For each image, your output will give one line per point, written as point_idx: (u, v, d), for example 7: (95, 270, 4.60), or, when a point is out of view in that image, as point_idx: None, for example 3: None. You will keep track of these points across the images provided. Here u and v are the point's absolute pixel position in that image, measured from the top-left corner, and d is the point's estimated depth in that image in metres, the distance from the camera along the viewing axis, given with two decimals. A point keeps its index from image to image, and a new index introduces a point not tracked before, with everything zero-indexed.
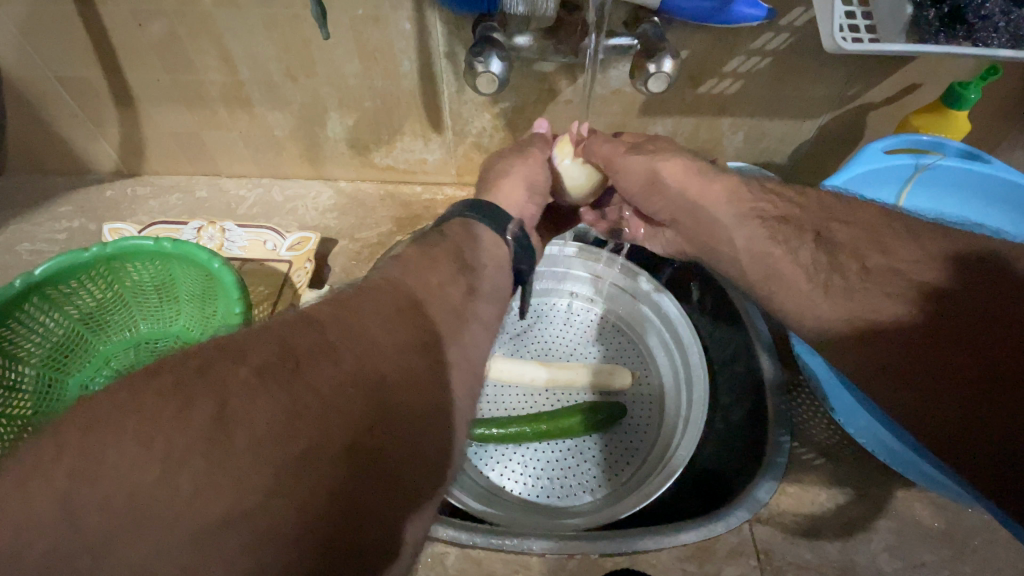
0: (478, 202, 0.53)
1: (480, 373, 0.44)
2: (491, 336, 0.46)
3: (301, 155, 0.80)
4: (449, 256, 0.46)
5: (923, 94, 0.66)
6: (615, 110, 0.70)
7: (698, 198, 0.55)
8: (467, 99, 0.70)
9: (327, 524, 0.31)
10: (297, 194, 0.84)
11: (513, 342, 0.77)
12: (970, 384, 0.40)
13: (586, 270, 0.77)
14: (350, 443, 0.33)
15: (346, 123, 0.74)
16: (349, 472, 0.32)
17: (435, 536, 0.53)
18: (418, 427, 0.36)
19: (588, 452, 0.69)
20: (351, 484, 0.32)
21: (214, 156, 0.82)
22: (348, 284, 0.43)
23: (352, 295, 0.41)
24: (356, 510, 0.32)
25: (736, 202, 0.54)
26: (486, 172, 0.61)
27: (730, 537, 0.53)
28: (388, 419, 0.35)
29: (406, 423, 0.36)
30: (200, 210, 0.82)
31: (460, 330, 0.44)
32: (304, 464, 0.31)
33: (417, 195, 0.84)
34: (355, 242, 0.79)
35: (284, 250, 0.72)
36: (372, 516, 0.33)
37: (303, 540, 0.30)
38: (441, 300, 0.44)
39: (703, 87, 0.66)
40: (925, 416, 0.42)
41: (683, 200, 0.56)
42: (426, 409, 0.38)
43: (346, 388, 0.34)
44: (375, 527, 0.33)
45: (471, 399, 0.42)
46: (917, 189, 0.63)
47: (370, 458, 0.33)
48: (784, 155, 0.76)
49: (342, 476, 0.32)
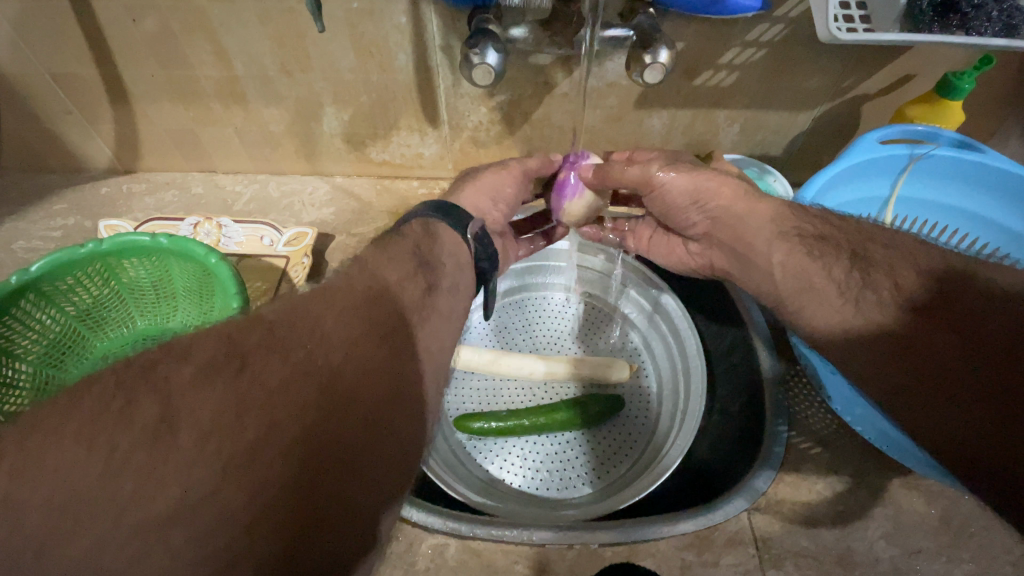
0: (442, 206, 0.55)
1: None
2: None
3: (296, 151, 0.80)
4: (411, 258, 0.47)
5: (918, 84, 0.66)
6: (610, 104, 0.70)
7: (697, 189, 0.55)
8: (463, 93, 0.69)
9: (297, 516, 0.31)
10: (293, 190, 0.84)
11: (510, 336, 0.78)
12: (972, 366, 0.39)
13: (579, 264, 0.78)
14: (323, 434, 0.34)
15: (341, 118, 0.74)
16: (321, 464, 0.33)
17: (414, 523, 0.53)
18: (391, 420, 0.38)
19: (586, 443, 0.69)
20: (322, 474, 0.33)
21: (209, 152, 0.82)
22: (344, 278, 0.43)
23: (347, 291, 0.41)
24: (326, 503, 0.33)
25: (732, 194, 0.55)
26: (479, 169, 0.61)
27: (729, 526, 0.53)
28: (366, 410, 0.37)
29: (383, 418, 0.37)
30: (196, 207, 0.82)
31: None
32: (279, 455, 0.32)
33: (413, 189, 0.83)
34: (352, 237, 0.79)
35: (281, 246, 0.72)
36: (350, 508, 0.34)
37: (272, 531, 0.30)
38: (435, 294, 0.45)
39: (698, 79, 0.66)
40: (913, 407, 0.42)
41: (681, 190, 0.56)
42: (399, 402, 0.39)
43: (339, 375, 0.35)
44: (351, 517, 0.34)
45: None
46: (910, 180, 0.63)
47: (344, 450, 0.35)
48: (779, 146, 0.76)
49: (316, 467, 0.33)
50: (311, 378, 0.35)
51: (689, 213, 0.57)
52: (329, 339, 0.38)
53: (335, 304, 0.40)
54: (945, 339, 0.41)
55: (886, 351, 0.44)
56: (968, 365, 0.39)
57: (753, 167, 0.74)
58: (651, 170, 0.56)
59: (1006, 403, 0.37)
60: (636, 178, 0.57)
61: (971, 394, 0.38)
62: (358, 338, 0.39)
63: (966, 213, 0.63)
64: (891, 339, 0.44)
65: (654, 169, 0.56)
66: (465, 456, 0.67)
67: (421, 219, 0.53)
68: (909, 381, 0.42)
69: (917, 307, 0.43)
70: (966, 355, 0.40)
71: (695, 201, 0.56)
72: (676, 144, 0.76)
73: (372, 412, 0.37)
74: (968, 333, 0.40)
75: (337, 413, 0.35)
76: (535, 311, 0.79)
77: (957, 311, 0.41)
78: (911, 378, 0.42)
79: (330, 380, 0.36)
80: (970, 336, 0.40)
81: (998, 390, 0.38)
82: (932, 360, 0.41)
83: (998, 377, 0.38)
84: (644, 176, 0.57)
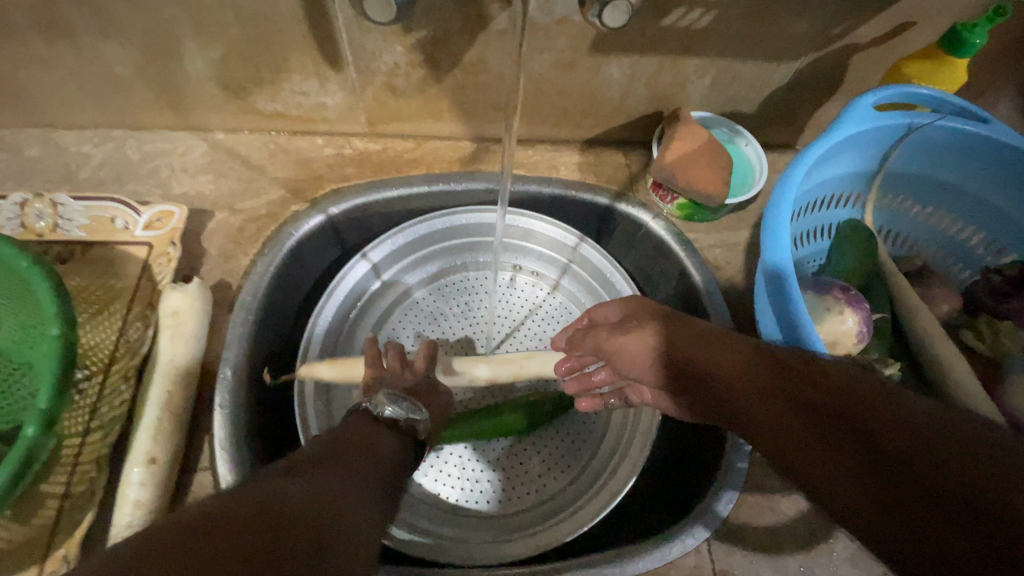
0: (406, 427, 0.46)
1: (390, 461, 0.39)
2: (406, 451, 0.43)
3: (155, 99, 0.61)
4: (380, 451, 0.39)
5: (914, 37, 0.56)
6: (560, 45, 0.56)
7: (648, 341, 0.42)
8: (370, 27, 0.53)
9: None
10: (159, 150, 0.64)
11: (447, 324, 0.68)
12: (873, 449, 0.27)
13: (526, 242, 0.67)
14: (218, 531, 0.24)
15: (209, 57, 0.56)
16: (353, 483, 0.33)
17: None
18: (271, 493, 0.28)
19: (533, 447, 0.62)
20: (267, 485, 0.29)
21: (37, 100, 0.61)
22: (367, 445, 0.39)
23: (375, 474, 0.36)
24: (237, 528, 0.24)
25: (687, 335, 0.41)
26: (233, 343, 0.51)
27: (689, 559, 0.48)
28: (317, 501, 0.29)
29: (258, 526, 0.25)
30: (29, 174, 0.62)
31: (390, 446, 0.41)
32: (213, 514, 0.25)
33: (317, 148, 0.65)
34: (237, 214, 0.60)
35: (140, 230, 0.55)
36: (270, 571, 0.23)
37: None
38: (350, 460, 0.36)
39: (669, 18, 0.53)
40: (829, 488, 0.29)
41: (634, 351, 0.43)
42: (264, 489, 0.29)
43: (314, 494, 0.29)
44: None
45: (390, 466, 0.39)
46: (903, 153, 0.52)
47: None
48: (754, 103, 0.64)
49: None
50: (373, 504, 0.32)
51: (652, 371, 0.43)
52: (357, 427, 0.42)
53: (365, 454, 0.38)
54: (846, 407, 0.30)
55: (803, 428, 0.31)
56: (859, 447, 0.28)
57: (723, 127, 0.64)
58: (602, 340, 0.47)
59: (943, 476, 0.25)
60: (592, 349, 0.49)
61: (931, 469, 0.25)
62: (387, 447, 0.41)
63: (954, 191, 0.55)
64: (795, 405, 0.32)
65: (605, 336, 0.47)
66: None
67: (358, 418, 0.43)
68: (860, 493, 0.27)
69: (878, 390, 0.30)
70: (925, 450, 0.26)
71: (651, 355, 0.42)
72: (638, 98, 0.62)
73: (360, 515, 0.30)
74: (874, 414, 0.28)
75: (315, 458, 0.34)
76: (475, 297, 0.70)
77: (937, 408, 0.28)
78: (903, 501, 0.26)
79: (335, 475, 0.33)
80: (878, 411, 0.28)
81: (929, 480, 0.25)
82: (881, 439, 0.27)
83: (1004, 480, 0.23)
84: (596, 346, 0.48)
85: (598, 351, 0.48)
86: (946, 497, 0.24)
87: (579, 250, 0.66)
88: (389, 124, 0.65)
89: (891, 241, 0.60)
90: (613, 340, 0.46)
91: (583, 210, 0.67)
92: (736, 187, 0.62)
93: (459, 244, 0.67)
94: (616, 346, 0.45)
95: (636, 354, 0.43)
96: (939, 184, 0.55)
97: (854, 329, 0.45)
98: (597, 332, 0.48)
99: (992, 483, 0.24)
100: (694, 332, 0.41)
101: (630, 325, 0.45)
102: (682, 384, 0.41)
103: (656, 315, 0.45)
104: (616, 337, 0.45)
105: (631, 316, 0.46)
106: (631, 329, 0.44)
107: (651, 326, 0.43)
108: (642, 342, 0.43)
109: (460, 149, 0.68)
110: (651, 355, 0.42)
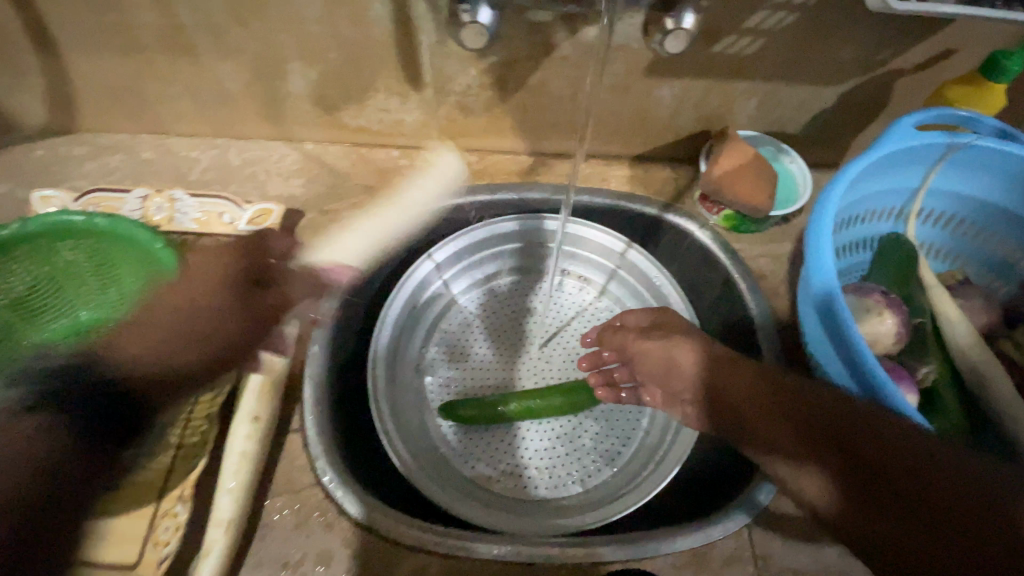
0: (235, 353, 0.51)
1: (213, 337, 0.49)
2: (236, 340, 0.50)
3: (257, 112, 0.70)
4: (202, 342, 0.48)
5: (955, 66, 0.60)
6: (617, 70, 0.62)
7: (668, 353, 0.53)
8: (450, 53, 0.61)
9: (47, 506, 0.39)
10: (257, 157, 0.73)
11: (500, 321, 0.73)
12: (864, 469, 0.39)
13: (577, 248, 0.73)
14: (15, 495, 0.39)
15: (308, 77, 0.65)
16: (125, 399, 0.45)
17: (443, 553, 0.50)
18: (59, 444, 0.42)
19: (579, 440, 0.66)
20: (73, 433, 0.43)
21: (157, 112, 0.71)
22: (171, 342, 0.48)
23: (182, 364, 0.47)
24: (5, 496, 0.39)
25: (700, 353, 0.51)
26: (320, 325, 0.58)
27: (728, 543, 0.51)
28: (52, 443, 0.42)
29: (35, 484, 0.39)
30: (146, 174, 0.72)
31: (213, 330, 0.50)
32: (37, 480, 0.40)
33: (393, 160, 0.73)
34: (325, 215, 0.68)
35: (243, 225, 0.63)
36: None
37: None
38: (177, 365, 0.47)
39: (718, 46, 0.58)
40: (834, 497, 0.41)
41: (654, 358, 0.54)
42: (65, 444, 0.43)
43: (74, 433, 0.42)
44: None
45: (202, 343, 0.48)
46: (944, 172, 0.56)
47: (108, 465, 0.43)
48: (798, 124, 0.68)
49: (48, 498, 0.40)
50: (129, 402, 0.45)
51: (668, 377, 0.53)
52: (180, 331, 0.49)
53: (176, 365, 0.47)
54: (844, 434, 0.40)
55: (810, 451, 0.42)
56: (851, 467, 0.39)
57: (769, 146, 0.68)
58: (629, 341, 0.57)
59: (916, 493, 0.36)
60: (618, 346, 0.58)
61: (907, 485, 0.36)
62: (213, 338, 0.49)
63: (995, 209, 0.57)
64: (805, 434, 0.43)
65: (632, 339, 0.57)
66: (447, 455, 0.64)
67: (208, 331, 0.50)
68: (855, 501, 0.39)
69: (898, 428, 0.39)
70: (913, 479, 0.36)
71: (669, 365, 0.53)
72: (687, 119, 0.68)
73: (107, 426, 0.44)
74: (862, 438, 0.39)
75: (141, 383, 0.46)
76: (527, 299, 0.75)
77: (941, 447, 0.37)
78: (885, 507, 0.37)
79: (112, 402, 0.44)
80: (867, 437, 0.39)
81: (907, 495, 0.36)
82: (895, 474, 0.37)
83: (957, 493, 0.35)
84: (622, 345, 0.58)
85: (622, 349, 0.58)
86: (911, 511, 0.36)
87: (626, 257, 0.71)
88: (457, 140, 0.73)
89: (934, 256, 0.62)
90: (639, 348, 0.56)
91: (632, 220, 0.72)
92: (781, 202, 0.66)
93: (514, 248, 0.73)
94: (640, 351, 0.55)
95: (662, 360, 0.53)
96: (981, 203, 0.57)
97: (894, 330, 0.49)
98: (624, 334, 0.58)
99: (956, 507, 0.34)
100: (736, 368, 0.50)
101: (657, 335, 0.55)
102: (708, 406, 0.51)
103: (686, 333, 0.54)
104: (642, 342, 0.55)
105: (658, 328, 0.56)
106: (657, 339, 0.54)
107: (676, 342, 0.53)
108: (663, 350, 0.53)
109: (519, 162, 0.74)
110: (670, 365, 0.53)
